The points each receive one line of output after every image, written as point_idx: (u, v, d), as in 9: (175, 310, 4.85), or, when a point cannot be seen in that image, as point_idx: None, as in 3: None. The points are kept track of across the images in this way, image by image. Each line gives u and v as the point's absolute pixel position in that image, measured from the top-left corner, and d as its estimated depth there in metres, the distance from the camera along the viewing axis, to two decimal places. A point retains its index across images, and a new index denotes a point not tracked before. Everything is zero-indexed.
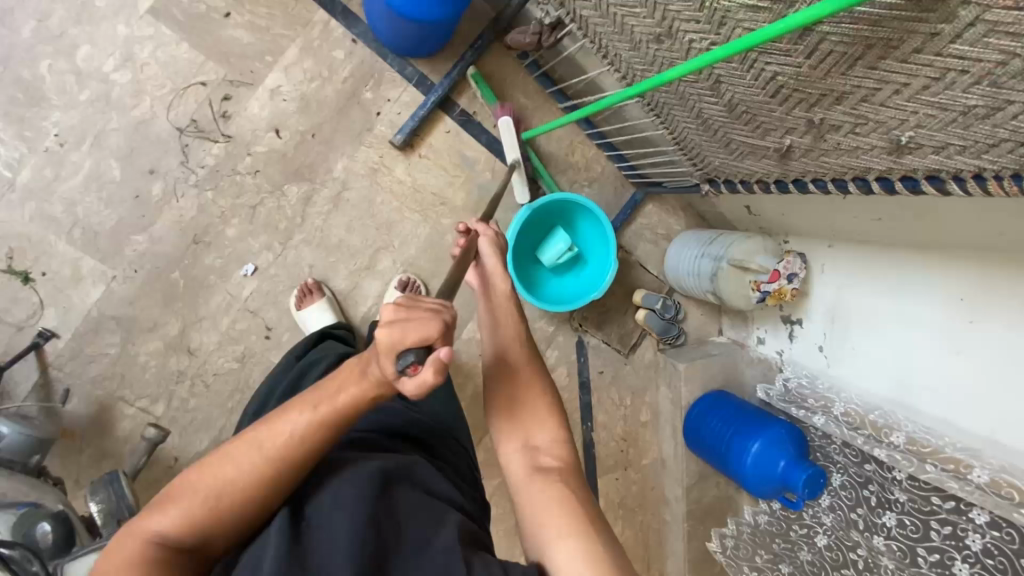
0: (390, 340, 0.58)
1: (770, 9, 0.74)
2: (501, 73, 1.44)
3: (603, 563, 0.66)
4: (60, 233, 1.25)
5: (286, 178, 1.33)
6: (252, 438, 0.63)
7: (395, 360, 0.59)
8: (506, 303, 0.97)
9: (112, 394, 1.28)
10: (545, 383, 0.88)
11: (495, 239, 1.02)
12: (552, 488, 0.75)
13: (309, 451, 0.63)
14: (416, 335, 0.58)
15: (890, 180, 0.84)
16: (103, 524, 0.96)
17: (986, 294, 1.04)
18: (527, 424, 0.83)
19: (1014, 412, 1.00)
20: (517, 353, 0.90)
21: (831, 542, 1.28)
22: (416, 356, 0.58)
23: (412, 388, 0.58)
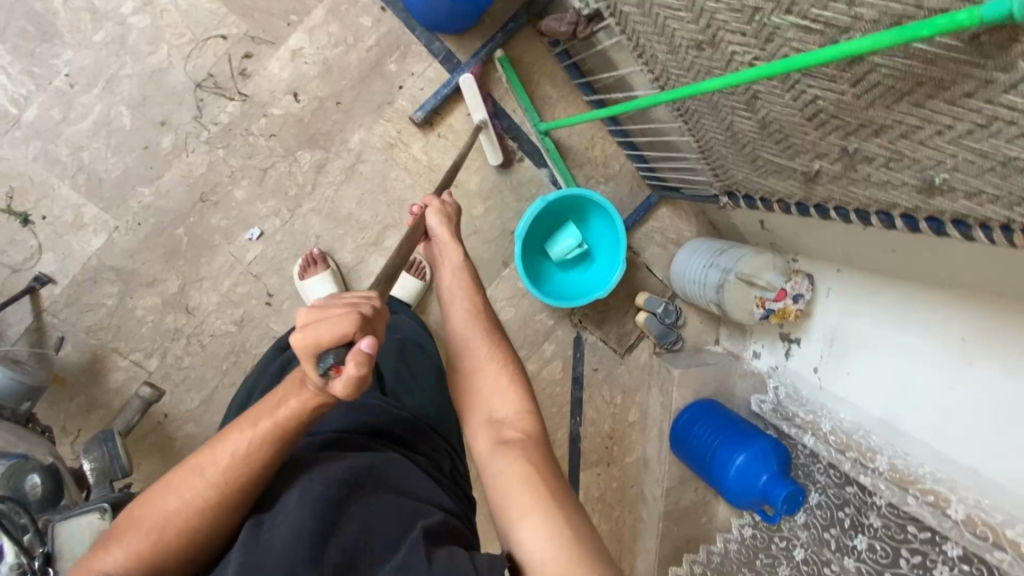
0: (306, 344, 0.60)
1: (822, 33, 0.72)
2: (530, 59, 1.41)
3: (568, 543, 0.65)
4: (63, 177, 1.22)
5: (301, 144, 1.30)
6: (196, 464, 0.67)
7: (315, 363, 0.60)
8: (461, 276, 0.93)
9: (105, 345, 1.26)
10: (510, 358, 0.87)
11: (443, 210, 0.95)
12: (516, 461, 0.75)
13: (252, 468, 0.66)
14: (330, 334, 0.59)
15: (914, 219, 0.85)
16: (96, 482, 0.95)
17: (990, 336, 1.04)
18: (489, 398, 0.83)
19: (1002, 448, 1.01)
20: (473, 330, 0.88)
21: (807, 556, 1.30)
22: (336, 357, 0.59)
23: (341, 387, 0.60)
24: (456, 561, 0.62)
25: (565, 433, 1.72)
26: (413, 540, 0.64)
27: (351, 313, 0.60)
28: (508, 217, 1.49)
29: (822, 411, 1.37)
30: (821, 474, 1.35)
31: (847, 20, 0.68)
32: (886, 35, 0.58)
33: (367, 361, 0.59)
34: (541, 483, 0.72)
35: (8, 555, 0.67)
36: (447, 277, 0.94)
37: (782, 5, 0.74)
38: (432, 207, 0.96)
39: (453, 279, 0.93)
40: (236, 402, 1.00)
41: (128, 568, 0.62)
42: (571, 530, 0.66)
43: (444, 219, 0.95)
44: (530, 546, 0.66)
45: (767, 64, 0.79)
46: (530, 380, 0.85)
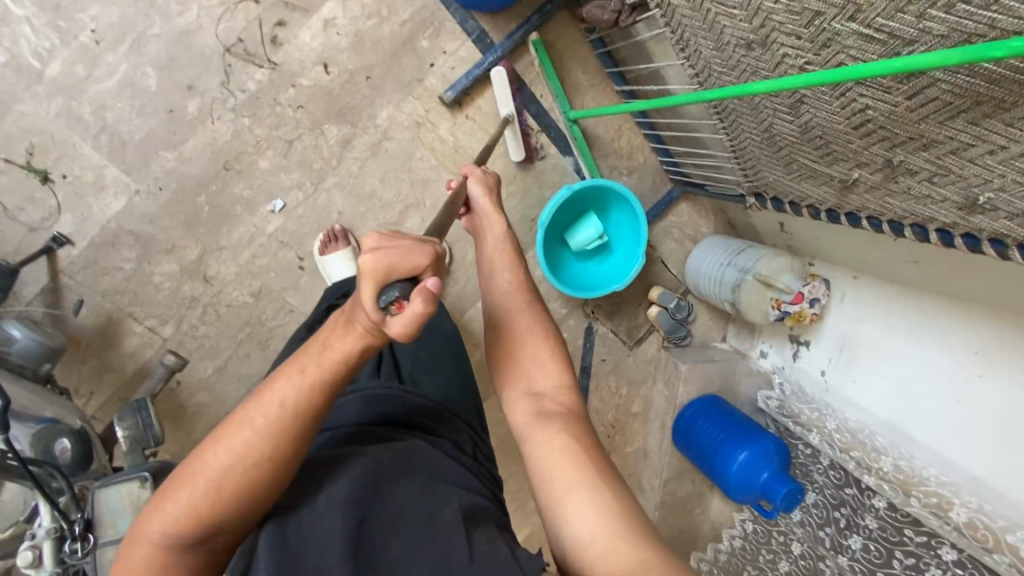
0: (375, 271, 0.57)
1: (884, 43, 0.71)
2: (564, 45, 1.40)
3: (615, 514, 0.67)
4: (85, 136, 1.21)
5: (328, 117, 1.28)
6: (243, 418, 0.64)
7: (375, 294, 0.58)
8: (504, 246, 0.94)
9: (121, 309, 1.26)
10: (546, 326, 0.87)
11: (485, 179, 0.98)
12: (560, 434, 0.75)
13: (304, 418, 0.64)
14: (403, 262, 0.58)
15: (950, 235, 0.85)
16: (129, 450, 0.97)
17: (1003, 351, 1.02)
18: (530, 370, 0.83)
19: (1011, 459, 0.99)
20: (513, 302, 0.88)
21: (804, 551, 1.34)
22: (401, 291, 0.57)
23: (401, 324, 0.57)
24: (494, 547, 0.64)
25: None
26: (450, 525, 0.65)
27: (425, 245, 0.60)
28: (530, 205, 1.47)
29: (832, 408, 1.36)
30: (820, 475, 1.37)
31: (914, 32, 0.67)
32: (957, 50, 0.58)
33: (435, 299, 0.57)
34: (582, 457, 0.72)
35: (46, 520, 0.74)
36: (491, 246, 0.95)
37: (846, 11, 0.73)
38: (475, 177, 0.99)
39: (499, 252, 0.93)
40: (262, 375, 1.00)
41: (191, 525, 0.61)
42: (616, 504, 0.68)
43: (485, 188, 0.98)
44: (579, 518, 0.67)
45: (820, 70, 0.79)
46: (569, 353, 0.85)
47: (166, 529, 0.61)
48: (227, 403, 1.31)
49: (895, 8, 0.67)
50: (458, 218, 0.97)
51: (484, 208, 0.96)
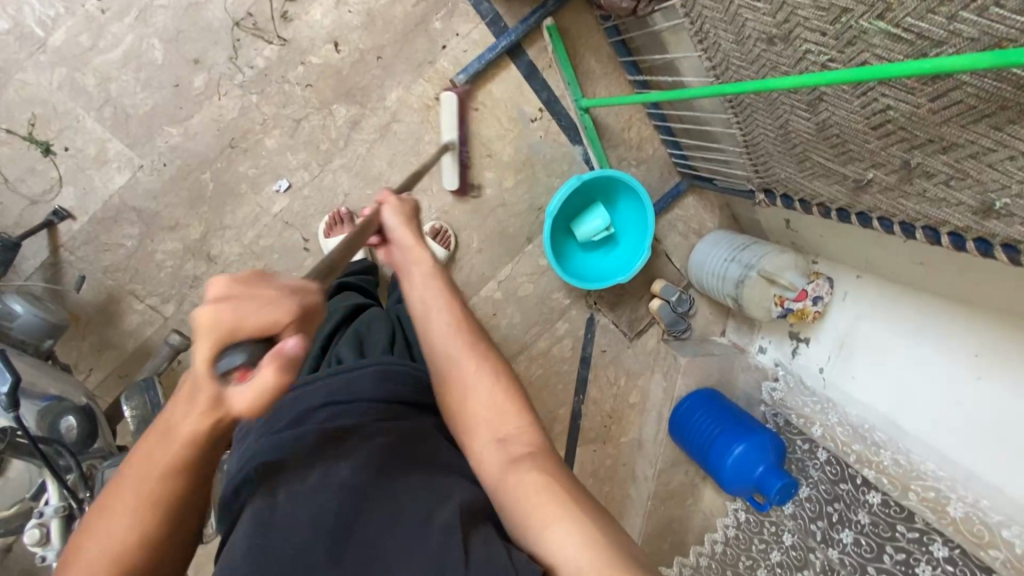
0: (217, 329, 0.48)
1: (911, 44, 0.71)
2: (578, 31, 1.38)
3: (603, 545, 0.61)
4: (89, 108, 1.18)
5: (336, 97, 1.26)
6: (108, 500, 0.55)
7: (217, 358, 0.49)
8: (430, 279, 0.87)
9: (122, 286, 1.24)
10: (501, 366, 0.81)
11: (400, 207, 0.92)
12: (530, 475, 0.69)
13: (172, 501, 0.55)
14: (253, 319, 0.49)
15: (961, 238, 0.85)
16: (137, 429, 0.97)
17: (1003, 357, 1.02)
18: (489, 415, 0.77)
19: (1010, 461, 1.00)
20: (447, 348, 0.81)
21: (796, 541, 1.37)
22: (246, 357, 0.49)
23: (247, 398, 0.49)
24: (493, 551, 0.61)
25: (566, 410, 1.67)
26: (446, 525, 0.63)
27: (286, 298, 0.50)
28: (537, 193, 1.46)
29: (835, 401, 1.36)
30: (815, 470, 1.39)
31: (943, 34, 0.67)
32: (986, 55, 0.58)
33: (291, 366, 0.49)
34: (559, 490, 0.68)
35: (53, 498, 0.74)
36: (418, 285, 0.87)
37: (875, 10, 0.72)
38: (390, 203, 0.92)
39: (427, 289, 0.86)
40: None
41: None
42: (601, 532, 0.63)
43: (405, 213, 0.92)
44: (558, 553, 0.62)
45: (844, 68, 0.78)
46: (525, 393, 0.79)
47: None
48: None
49: (926, 8, 0.66)
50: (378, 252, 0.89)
51: (405, 241, 0.89)
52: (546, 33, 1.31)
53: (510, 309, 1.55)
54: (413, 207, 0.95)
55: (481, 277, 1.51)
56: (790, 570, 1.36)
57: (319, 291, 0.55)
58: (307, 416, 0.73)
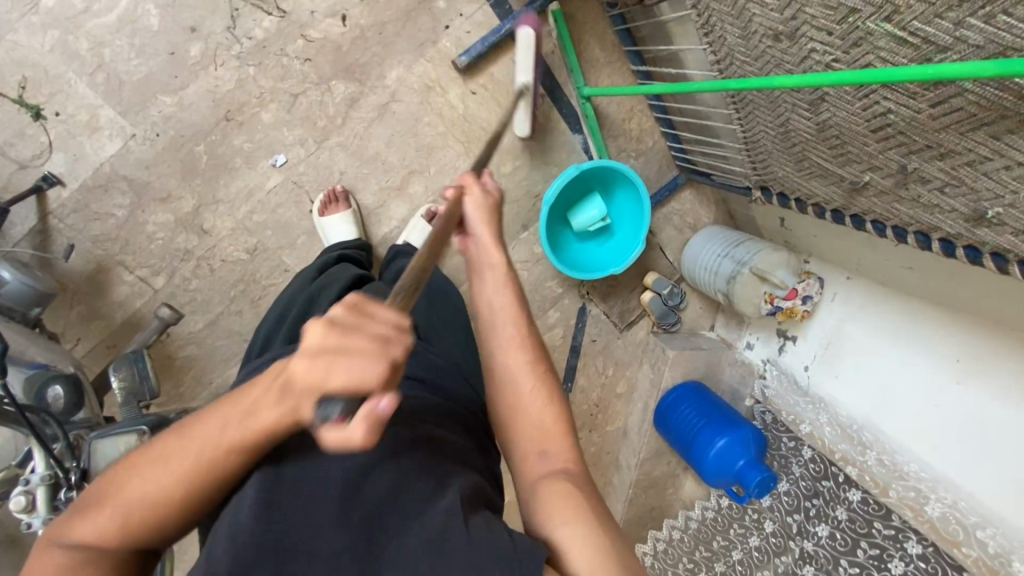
0: (313, 374, 0.50)
1: (917, 47, 0.71)
2: (583, 17, 1.37)
3: (612, 553, 0.63)
4: (80, 73, 1.15)
5: (335, 73, 1.25)
6: (177, 443, 0.60)
7: (318, 403, 0.51)
8: (496, 288, 0.81)
9: (111, 257, 1.23)
10: (553, 383, 0.79)
11: (483, 199, 0.82)
12: (557, 484, 0.70)
13: (223, 468, 0.60)
14: (345, 380, 0.48)
15: (952, 245, 0.87)
16: (124, 401, 0.96)
17: (984, 362, 1.04)
18: (529, 424, 0.75)
19: (986, 463, 1.03)
20: (507, 362, 0.78)
21: (777, 530, 1.40)
22: (340, 409, 0.50)
23: (331, 439, 0.50)
24: (494, 531, 0.62)
25: None
26: (450, 504, 0.64)
27: (381, 361, 0.49)
28: (536, 180, 1.46)
29: (820, 401, 1.38)
30: (797, 466, 1.41)
31: (949, 40, 0.67)
32: (988, 64, 0.58)
33: (378, 423, 0.50)
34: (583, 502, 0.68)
35: (39, 467, 0.73)
36: (487, 290, 0.81)
37: (882, 11, 0.72)
38: (473, 192, 0.82)
39: (495, 295, 0.81)
40: (270, 322, 0.97)
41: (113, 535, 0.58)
42: (608, 538, 0.64)
43: (485, 209, 0.82)
44: (568, 553, 0.63)
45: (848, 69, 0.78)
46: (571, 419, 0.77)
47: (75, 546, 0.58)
48: (218, 358, 1.30)
49: (934, 13, 0.66)
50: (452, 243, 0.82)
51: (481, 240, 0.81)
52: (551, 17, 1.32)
53: None
54: (495, 202, 0.84)
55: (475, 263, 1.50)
56: (766, 555, 1.39)
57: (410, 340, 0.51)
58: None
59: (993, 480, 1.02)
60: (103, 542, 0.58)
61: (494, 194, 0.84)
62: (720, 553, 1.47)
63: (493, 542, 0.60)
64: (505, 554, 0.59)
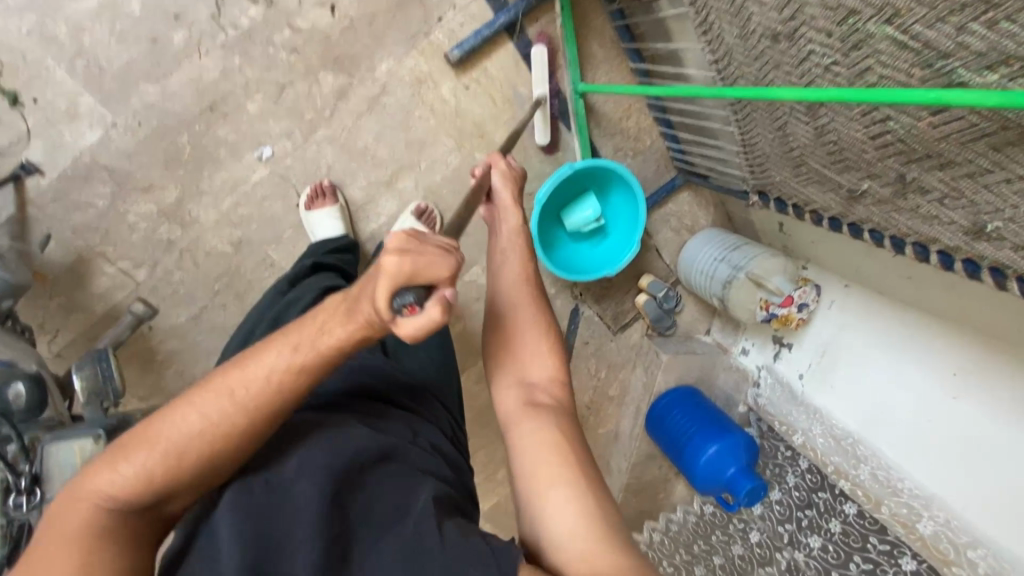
0: (400, 267, 0.51)
1: (917, 52, 0.68)
2: (582, 11, 1.33)
3: (599, 520, 0.61)
4: (59, 59, 1.12)
5: (323, 65, 1.22)
6: (219, 386, 0.58)
7: (391, 294, 0.52)
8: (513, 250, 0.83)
9: (92, 247, 1.20)
10: (551, 328, 0.80)
11: (509, 172, 0.85)
12: (543, 432, 0.70)
13: (275, 403, 0.58)
14: (429, 269, 0.52)
15: (950, 258, 0.84)
16: (87, 401, 0.95)
17: (982, 378, 1.02)
18: (523, 358, 0.77)
19: (982, 482, 1.01)
20: (524, 322, 0.79)
21: (761, 540, 1.36)
22: (417, 296, 0.52)
23: (411, 330, 0.52)
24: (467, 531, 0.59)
25: None
26: (420, 511, 0.61)
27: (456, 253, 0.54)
28: (529, 178, 1.42)
29: (813, 413, 1.35)
30: (792, 476, 1.39)
31: (950, 45, 0.63)
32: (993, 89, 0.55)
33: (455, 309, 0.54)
34: (573, 456, 0.67)
35: None
36: (501, 242, 0.84)
37: (883, 14, 0.69)
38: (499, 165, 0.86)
39: (507, 244, 0.83)
40: (247, 326, 0.95)
41: (143, 487, 0.56)
42: (593, 492, 0.64)
43: (512, 183, 0.85)
44: (550, 519, 0.62)
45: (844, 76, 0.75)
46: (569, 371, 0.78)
47: (113, 491, 0.55)
48: (200, 353, 1.28)
49: (936, 17, 0.63)
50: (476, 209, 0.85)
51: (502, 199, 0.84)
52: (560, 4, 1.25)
53: None
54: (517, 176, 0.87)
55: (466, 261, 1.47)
56: (749, 565, 1.33)
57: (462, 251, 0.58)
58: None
59: (985, 499, 1.00)
60: (147, 485, 0.56)
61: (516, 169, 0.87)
62: (701, 556, 1.40)
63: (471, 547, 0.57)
64: (476, 551, 0.57)
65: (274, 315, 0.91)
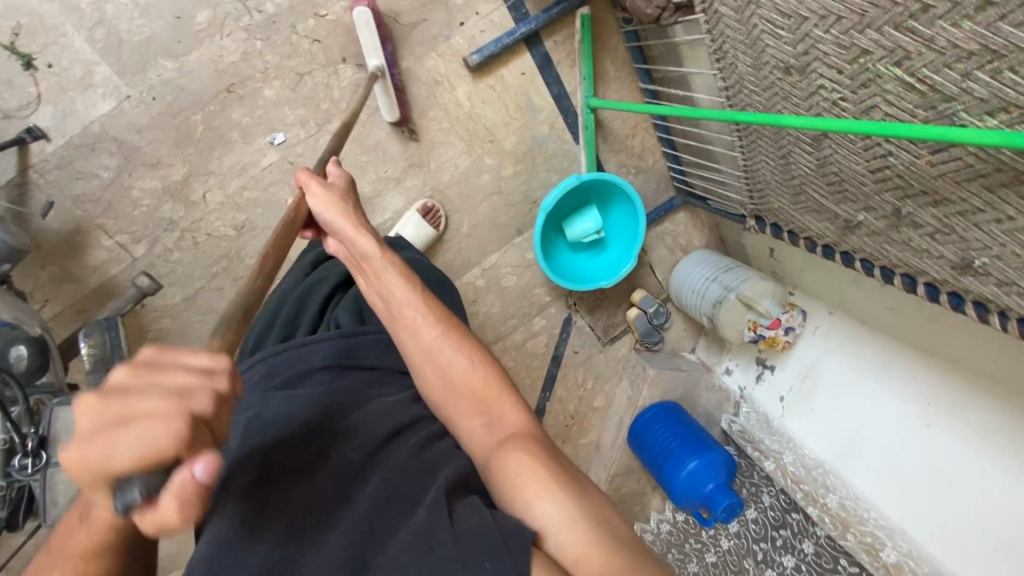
0: (96, 463, 0.40)
1: (923, 95, 0.73)
2: (599, 29, 1.38)
3: (581, 511, 0.61)
4: (78, 27, 1.11)
5: (344, 58, 1.23)
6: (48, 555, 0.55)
7: (110, 494, 0.41)
8: (387, 276, 0.80)
9: (91, 218, 1.18)
10: (485, 358, 0.79)
11: (328, 191, 0.76)
12: (517, 451, 0.68)
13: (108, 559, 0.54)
14: (131, 453, 0.39)
15: (936, 290, 0.89)
16: (92, 368, 0.94)
17: (954, 409, 1.07)
18: (486, 396, 0.75)
19: (948, 513, 1.07)
20: (418, 343, 0.78)
21: (718, 561, 1.41)
22: (136, 494, 0.40)
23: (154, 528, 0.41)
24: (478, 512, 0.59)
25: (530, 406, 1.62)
26: (434, 501, 0.61)
27: (174, 419, 0.40)
28: (534, 186, 1.45)
29: (783, 441, 1.41)
30: (768, 496, 1.42)
31: (954, 90, 0.69)
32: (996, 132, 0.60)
33: (196, 494, 0.40)
34: (546, 464, 0.66)
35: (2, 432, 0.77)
36: (375, 285, 0.80)
37: (894, 56, 0.74)
38: (314, 189, 0.76)
39: (384, 287, 0.80)
40: (262, 318, 0.94)
41: None
42: (580, 492, 0.64)
43: (336, 198, 0.77)
44: (540, 518, 0.60)
45: (847, 117, 0.79)
46: (512, 380, 0.78)
47: None
48: (191, 335, 1.26)
49: (944, 62, 0.69)
50: (330, 245, 0.80)
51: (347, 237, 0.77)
52: (579, 21, 1.30)
53: (491, 298, 1.52)
54: (343, 187, 0.81)
55: (466, 262, 1.48)
56: None
57: (221, 388, 0.43)
58: (306, 377, 0.78)
59: (947, 527, 1.07)
60: None
61: (339, 181, 0.81)
62: None
63: (483, 528, 0.57)
64: (490, 539, 0.56)
65: (298, 298, 0.92)
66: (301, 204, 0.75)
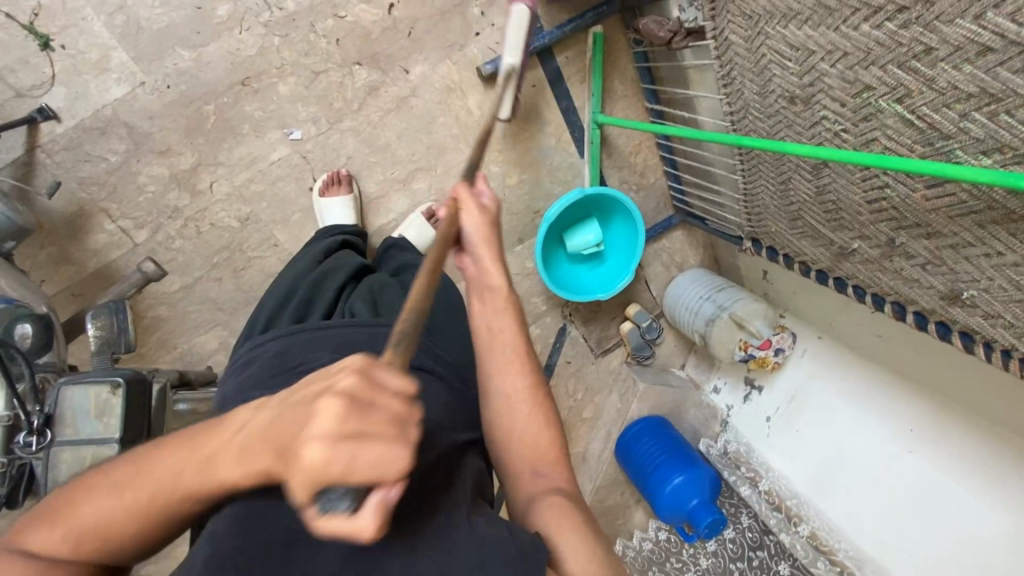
0: (327, 464, 0.42)
1: (921, 131, 0.77)
2: (610, 47, 1.41)
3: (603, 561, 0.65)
4: (99, 11, 1.12)
5: (359, 59, 1.25)
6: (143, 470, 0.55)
7: (315, 491, 0.42)
8: (502, 311, 0.78)
9: (95, 201, 1.18)
10: (547, 407, 0.79)
11: (480, 212, 0.77)
12: (556, 499, 0.71)
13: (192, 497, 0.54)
14: (364, 467, 0.42)
15: (924, 318, 0.93)
16: (98, 350, 0.95)
17: (935, 437, 1.11)
18: (540, 447, 0.77)
19: (919, 542, 1.12)
20: (505, 384, 0.76)
21: None
22: (345, 500, 0.42)
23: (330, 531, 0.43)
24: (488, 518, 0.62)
25: None
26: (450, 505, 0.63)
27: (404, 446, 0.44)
28: (538, 197, 1.47)
29: (759, 467, 1.46)
30: (746, 517, 1.45)
31: (952, 129, 0.73)
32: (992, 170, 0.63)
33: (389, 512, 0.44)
34: (578, 517, 0.69)
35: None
36: (489, 314, 0.78)
37: (895, 93, 0.78)
38: (468, 207, 0.76)
39: (496, 322, 0.78)
40: (271, 302, 0.92)
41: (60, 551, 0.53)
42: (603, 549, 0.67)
43: (486, 223, 0.77)
44: (566, 558, 0.64)
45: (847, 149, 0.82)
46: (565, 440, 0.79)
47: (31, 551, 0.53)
48: (188, 324, 1.26)
49: (943, 101, 0.73)
50: (460, 258, 0.79)
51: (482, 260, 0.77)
52: (591, 39, 1.35)
53: None
54: (495, 213, 0.79)
55: None
56: None
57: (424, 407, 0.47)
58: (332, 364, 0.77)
59: (914, 559, 1.13)
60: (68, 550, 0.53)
61: (492, 205, 0.79)
62: None
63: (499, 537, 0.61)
64: (507, 553, 0.59)
65: (313, 279, 0.93)
66: (455, 219, 0.75)
